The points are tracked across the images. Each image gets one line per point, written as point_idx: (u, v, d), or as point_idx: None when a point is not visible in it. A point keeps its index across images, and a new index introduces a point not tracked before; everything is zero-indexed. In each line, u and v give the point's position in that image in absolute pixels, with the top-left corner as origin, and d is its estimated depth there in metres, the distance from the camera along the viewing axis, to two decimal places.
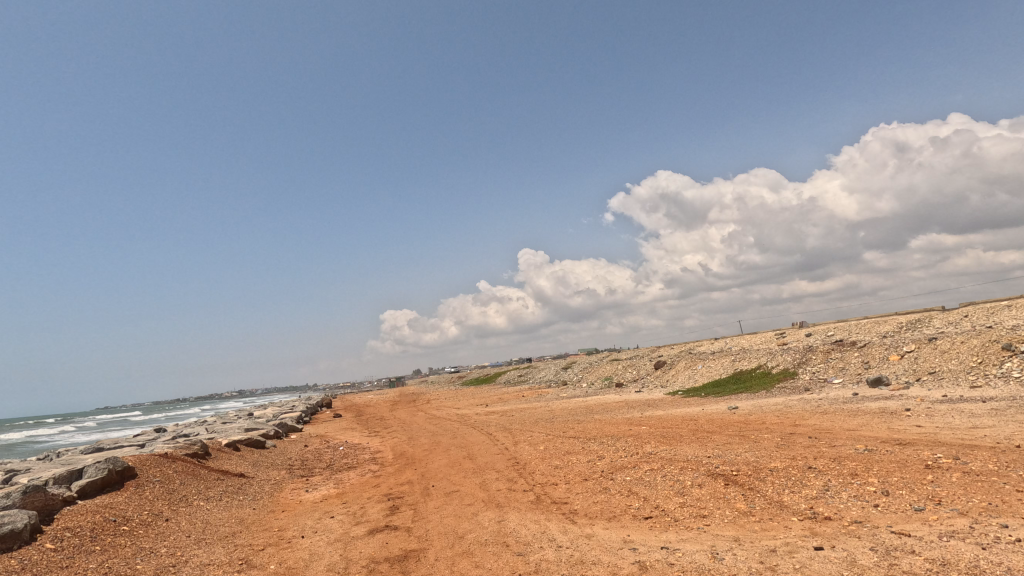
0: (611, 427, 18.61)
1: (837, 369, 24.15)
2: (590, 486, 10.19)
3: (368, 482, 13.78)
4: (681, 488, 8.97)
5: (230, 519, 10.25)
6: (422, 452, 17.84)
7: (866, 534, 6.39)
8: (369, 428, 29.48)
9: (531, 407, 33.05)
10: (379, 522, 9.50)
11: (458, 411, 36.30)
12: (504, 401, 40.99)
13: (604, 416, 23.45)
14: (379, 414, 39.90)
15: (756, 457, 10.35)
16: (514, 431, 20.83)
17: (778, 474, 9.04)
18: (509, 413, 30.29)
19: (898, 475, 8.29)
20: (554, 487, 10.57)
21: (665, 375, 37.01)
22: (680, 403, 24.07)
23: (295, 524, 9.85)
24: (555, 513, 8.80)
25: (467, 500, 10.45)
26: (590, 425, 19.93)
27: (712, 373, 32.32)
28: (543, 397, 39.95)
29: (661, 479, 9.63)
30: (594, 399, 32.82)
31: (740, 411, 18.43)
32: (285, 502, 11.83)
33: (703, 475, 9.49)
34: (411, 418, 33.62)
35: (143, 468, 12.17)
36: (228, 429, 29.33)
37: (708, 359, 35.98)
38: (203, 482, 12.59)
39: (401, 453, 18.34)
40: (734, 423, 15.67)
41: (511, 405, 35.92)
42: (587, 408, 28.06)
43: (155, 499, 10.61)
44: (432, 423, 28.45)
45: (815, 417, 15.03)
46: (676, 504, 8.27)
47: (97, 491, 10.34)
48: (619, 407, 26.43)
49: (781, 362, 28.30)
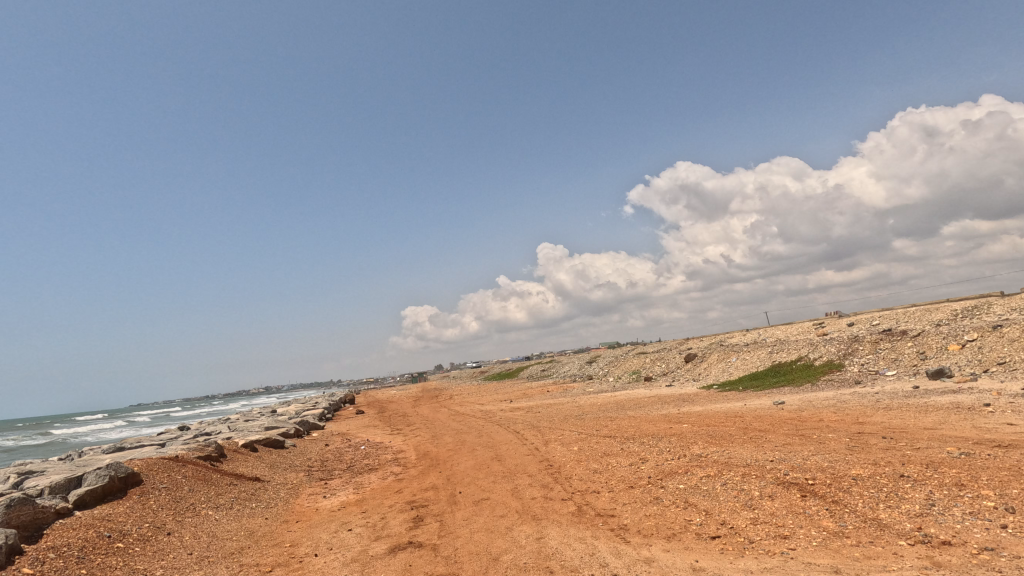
0: (647, 424, 17.32)
1: (889, 361, 22.46)
2: (639, 496, 8.97)
3: (390, 487, 12.76)
4: (749, 500, 7.71)
5: (238, 533, 9.32)
6: (447, 453, 16.80)
7: (1007, 568, 5.08)
8: (392, 425, 28.62)
9: (557, 402, 31.82)
10: (401, 538, 8.43)
11: (482, 407, 35.30)
12: (529, 396, 39.88)
13: (637, 412, 22.13)
14: (402, 410, 39.16)
15: (831, 461, 8.99)
16: (543, 429, 19.68)
17: (865, 483, 7.70)
18: (536, 409, 29.17)
19: (1019, 487, 6.88)
20: (597, 497, 9.37)
21: (697, 368, 35.49)
22: (717, 399, 22.63)
23: (308, 539, 8.88)
24: (603, 530, 7.64)
25: (498, 511, 9.31)
26: (625, 422, 18.65)
27: (748, 365, 30.73)
28: (568, 392, 38.69)
29: (723, 488, 8.36)
30: (623, 394, 31.49)
31: (790, 407, 16.97)
32: (300, 511, 10.87)
33: (773, 483, 8.19)
34: (434, 415, 32.76)
35: (150, 474, 11.36)
36: (249, 427, 28.74)
37: (742, 351, 34.29)
38: (213, 488, 11.73)
39: (425, 453, 17.32)
40: (788, 421, 14.25)
41: (536, 401, 34.77)
42: (617, 404, 26.74)
43: (159, 510, 9.74)
44: (456, 421, 27.46)
45: (881, 414, 13.54)
46: (748, 522, 7.01)
47: (95, 500, 9.50)
48: (652, 403, 25.08)
49: (824, 354, 26.58)
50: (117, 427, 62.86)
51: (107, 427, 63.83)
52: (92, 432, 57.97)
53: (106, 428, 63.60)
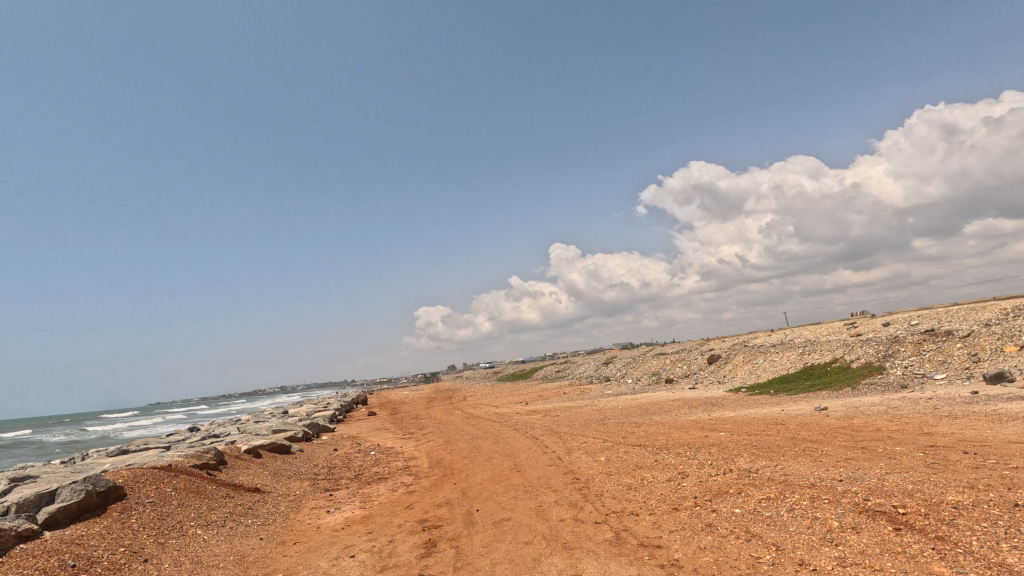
0: (678, 431, 15.99)
1: (936, 364, 20.86)
2: (687, 522, 7.67)
3: (400, 501, 11.59)
4: (827, 534, 6.39)
5: (226, 558, 8.19)
6: (461, 461, 15.61)
7: None
8: (403, 429, 27.52)
9: (575, 406, 30.50)
10: (411, 569, 7.23)
11: (498, 409, 34.05)
12: (545, 398, 38.58)
13: (664, 417, 20.74)
14: (415, 412, 38.09)
15: (916, 484, 7.59)
16: (564, 435, 18.40)
17: (972, 514, 6.31)
18: (554, 412, 27.91)
19: None
20: (636, 521, 8.08)
21: (723, 370, 33.96)
22: (750, 403, 21.17)
23: (305, 566, 7.74)
24: (651, 567, 6.38)
25: (523, 537, 8.10)
26: (652, 429, 17.27)
27: (778, 366, 29.18)
28: (586, 395, 37.28)
29: (790, 516, 7.04)
30: (644, 397, 30.12)
31: (836, 414, 15.49)
32: (299, 529, 9.75)
33: (853, 512, 6.84)
34: (448, 417, 31.64)
35: (136, 486, 10.33)
36: (257, 429, 27.84)
37: (770, 352, 32.64)
38: (206, 502, 10.65)
39: (438, 461, 16.15)
40: (840, 430, 12.83)
41: (553, 404, 33.47)
42: (639, 408, 25.32)
43: (140, 532, 8.67)
44: (470, 424, 26.26)
45: (948, 424, 12.05)
46: (835, 564, 5.69)
47: (67, 519, 8.45)
48: (678, 407, 23.67)
49: (862, 356, 24.92)
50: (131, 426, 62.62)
51: (122, 426, 63.62)
52: (106, 431, 57.81)
53: (120, 427, 63.42)
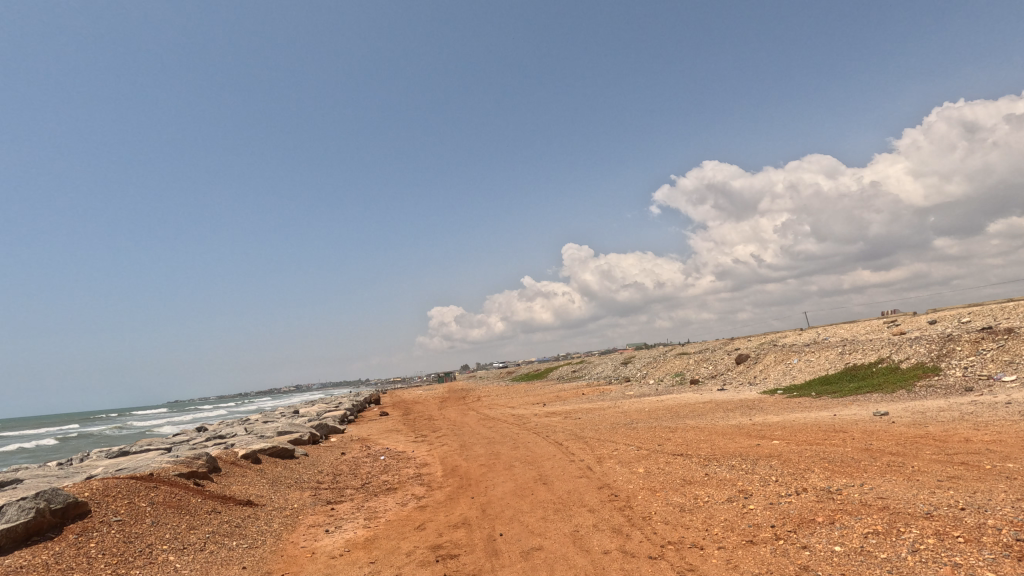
0: (721, 437, 14.28)
1: (1001, 364, 18.86)
2: (773, 563, 5.99)
3: (409, 520, 10.04)
4: None
5: None
6: (479, 470, 14.08)
7: None
8: (416, 431, 26.07)
9: (597, 408, 28.76)
10: None
11: (514, 411, 32.41)
12: (564, 400, 36.87)
13: (698, 421, 18.99)
14: (428, 413, 36.70)
15: None
16: (591, 440, 16.79)
17: None
18: (575, 414, 26.24)
19: None
20: (703, 558, 6.43)
21: (753, 371, 31.97)
22: (794, 406, 19.35)
23: None
24: None
25: None
26: (689, 435, 15.52)
27: (815, 367, 27.19)
28: (607, 396, 35.53)
29: (919, 562, 5.33)
30: (671, 399, 28.30)
31: (903, 421, 13.63)
32: (289, 555, 8.22)
33: (1009, 559, 5.11)
34: (462, 418, 30.13)
35: (106, 502, 8.91)
36: (263, 431, 26.48)
37: (804, 352, 30.62)
38: (186, 520, 9.18)
39: (453, 469, 14.65)
40: (920, 440, 11.02)
41: (572, 405, 31.78)
42: (668, 411, 23.54)
43: (96, 561, 7.20)
44: (486, 426, 24.71)
45: None
46: None
47: (9, 544, 7.04)
48: (711, 410, 21.86)
49: (912, 355, 22.88)
50: (146, 424, 62.03)
51: (137, 424, 63.08)
52: (120, 428, 57.32)
53: (134, 425, 62.92)
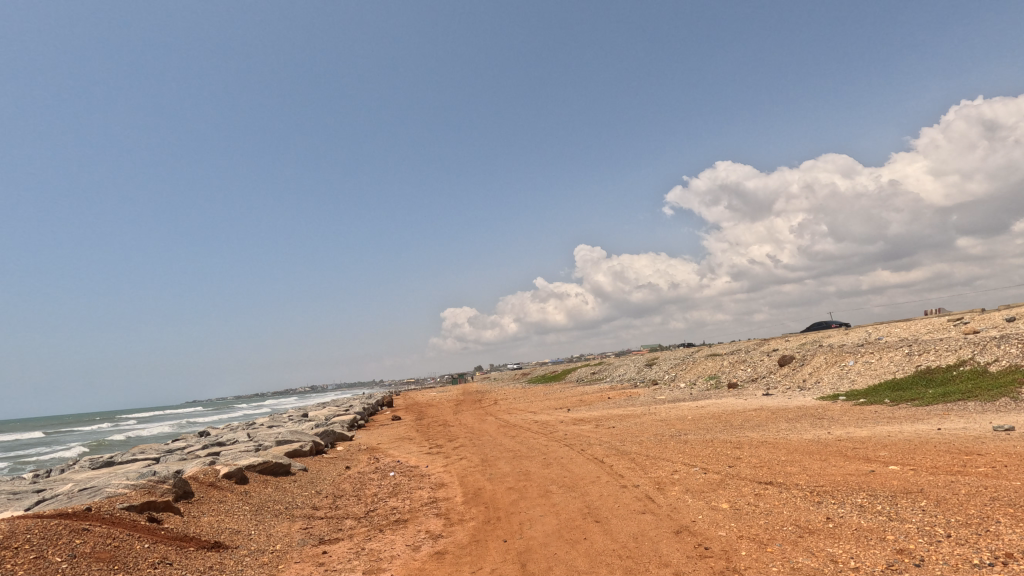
0: (807, 459, 11.44)
1: None
2: None
3: None
4: None
5: None
6: (509, 496, 11.46)
7: None
8: (431, 439, 23.52)
9: (631, 414, 25.94)
10: None
11: (537, 417, 29.67)
12: (589, 404, 34.02)
13: (760, 434, 16.12)
14: (443, 418, 34.17)
15: None
16: (639, 457, 14.05)
17: None
18: (609, 422, 23.47)
19: None
20: None
21: (802, 374, 28.89)
22: (875, 417, 16.37)
23: None
24: None
25: None
26: (763, 454, 12.71)
27: (878, 370, 24.12)
28: (637, 400, 32.66)
29: None
30: (714, 405, 25.37)
31: None
32: None
33: None
34: (481, 425, 27.52)
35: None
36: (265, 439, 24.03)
37: (861, 352, 27.49)
38: None
39: (476, 494, 12.00)
40: None
41: (601, 411, 28.96)
42: (716, 419, 20.67)
43: None
44: (509, 436, 22.05)
45: None
46: None
47: None
48: (770, 419, 18.98)
49: (1003, 357, 19.74)
50: (157, 427, 60.30)
51: (148, 427, 61.54)
52: (131, 432, 55.71)
53: (144, 427, 61.14)
